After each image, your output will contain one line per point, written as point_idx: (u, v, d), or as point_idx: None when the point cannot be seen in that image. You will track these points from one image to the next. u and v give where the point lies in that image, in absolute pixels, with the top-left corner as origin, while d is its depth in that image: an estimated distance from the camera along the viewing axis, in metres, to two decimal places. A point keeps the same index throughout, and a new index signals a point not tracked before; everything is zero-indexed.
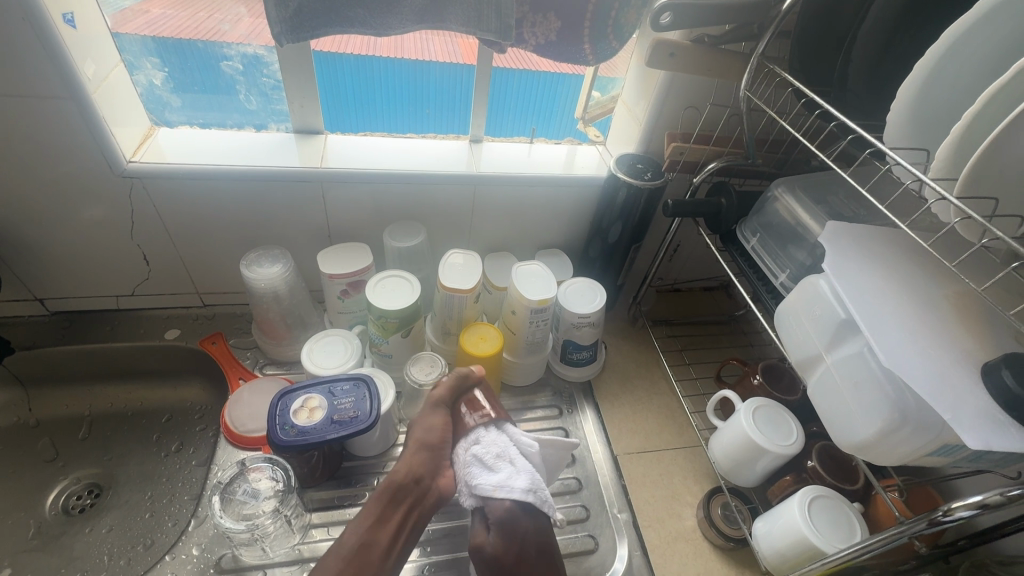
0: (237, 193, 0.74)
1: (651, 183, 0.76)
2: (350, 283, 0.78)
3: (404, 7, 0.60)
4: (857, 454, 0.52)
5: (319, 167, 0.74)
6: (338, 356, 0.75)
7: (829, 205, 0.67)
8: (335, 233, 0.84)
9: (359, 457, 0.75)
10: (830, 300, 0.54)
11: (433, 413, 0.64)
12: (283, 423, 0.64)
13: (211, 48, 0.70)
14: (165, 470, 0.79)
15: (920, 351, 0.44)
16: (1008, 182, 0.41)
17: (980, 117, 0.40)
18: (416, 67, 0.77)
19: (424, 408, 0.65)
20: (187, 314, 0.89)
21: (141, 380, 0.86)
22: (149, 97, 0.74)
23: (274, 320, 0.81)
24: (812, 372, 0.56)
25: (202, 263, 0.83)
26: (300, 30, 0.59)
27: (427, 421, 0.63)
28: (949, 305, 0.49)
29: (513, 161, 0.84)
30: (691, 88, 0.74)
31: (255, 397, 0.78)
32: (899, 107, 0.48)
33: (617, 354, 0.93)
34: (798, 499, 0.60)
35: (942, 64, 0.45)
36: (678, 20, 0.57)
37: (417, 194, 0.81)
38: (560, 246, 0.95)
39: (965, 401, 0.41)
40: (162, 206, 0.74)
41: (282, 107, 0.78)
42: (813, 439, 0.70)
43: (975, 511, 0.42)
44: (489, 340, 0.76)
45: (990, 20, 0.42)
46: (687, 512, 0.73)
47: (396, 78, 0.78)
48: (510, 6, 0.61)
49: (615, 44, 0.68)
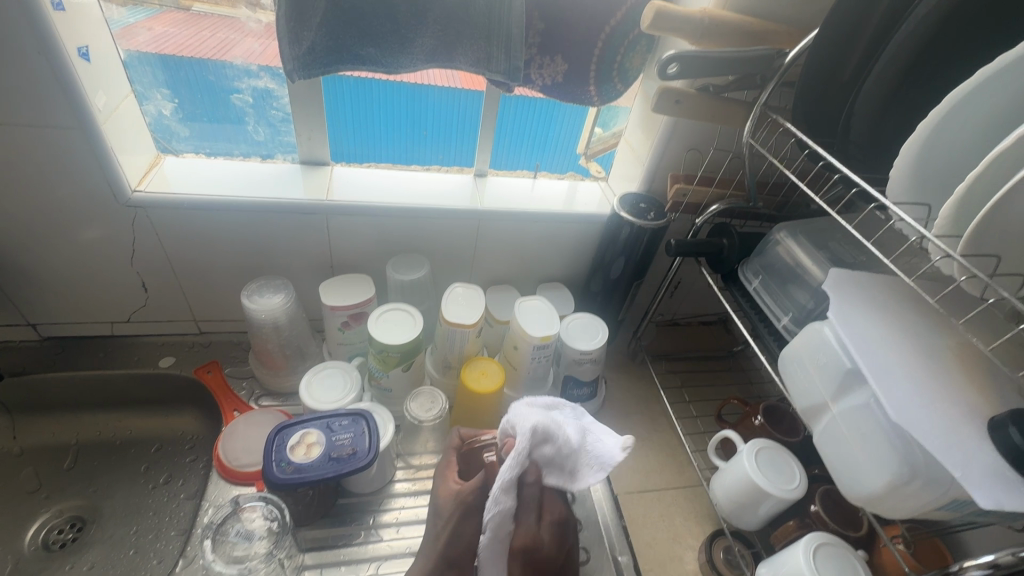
0: (239, 222, 0.74)
1: (655, 222, 0.77)
2: (351, 315, 0.77)
3: (416, 47, 0.61)
4: (864, 505, 0.51)
5: (325, 200, 0.75)
6: (338, 389, 0.74)
7: (830, 250, 0.68)
8: (338, 264, 0.83)
9: (355, 494, 0.73)
10: (835, 348, 0.54)
11: (466, 519, 0.53)
12: (279, 459, 0.63)
13: (222, 79, 0.71)
14: (152, 503, 0.76)
15: (925, 404, 0.45)
16: (1010, 241, 0.42)
17: (981, 180, 0.41)
18: (415, 90, 0.76)
19: (455, 511, 0.53)
20: (182, 342, 0.88)
21: (133, 409, 0.84)
22: (157, 127, 0.74)
23: (272, 350, 0.80)
24: (818, 420, 0.56)
25: (200, 290, 0.82)
26: (312, 66, 0.59)
27: (458, 529, 0.53)
28: (951, 357, 0.50)
29: (517, 196, 0.85)
30: (694, 131, 0.76)
31: (250, 430, 0.76)
32: (900, 165, 0.49)
33: (617, 389, 0.93)
34: (803, 543, 0.59)
35: (941, 127, 0.46)
36: (685, 69, 0.58)
37: (419, 226, 0.81)
38: (561, 279, 0.95)
39: (972, 456, 0.41)
40: (165, 235, 0.73)
41: (289, 138, 0.79)
42: (816, 482, 0.70)
43: (987, 570, 0.43)
44: (490, 375, 0.75)
45: (988, 86, 0.43)
46: (689, 556, 0.72)
47: (389, 95, 0.76)
48: (519, 49, 0.62)
49: (620, 87, 0.71)
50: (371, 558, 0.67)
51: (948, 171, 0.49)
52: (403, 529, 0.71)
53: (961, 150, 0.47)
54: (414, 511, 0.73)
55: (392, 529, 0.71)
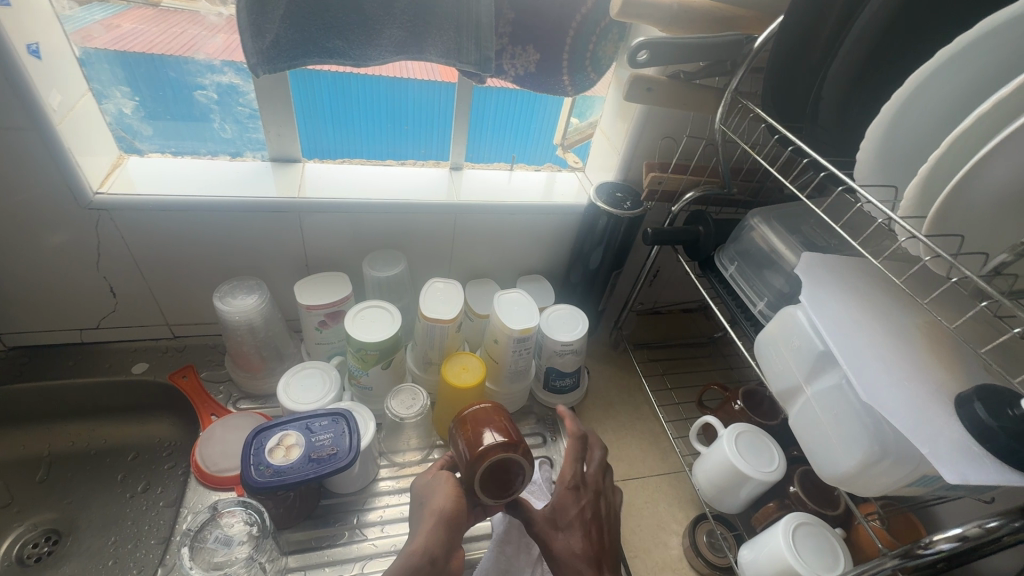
0: (209, 222, 0.72)
1: (631, 212, 0.77)
2: (328, 314, 0.76)
3: (385, 39, 0.60)
4: (839, 485, 0.52)
5: (296, 197, 0.73)
6: (316, 389, 0.73)
7: (803, 234, 0.68)
8: (312, 262, 0.82)
9: (338, 494, 0.73)
10: (808, 331, 0.55)
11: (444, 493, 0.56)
12: (257, 463, 0.62)
13: (184, 75, 0.69)
14: (131, 511, 0.75)
15: (895, 382, 0.45)
16: (971, 220, 0.43)
17: (943, 161, 0.41)
18: (397, 82, 0.75)
19: (440, 498, 0.55)
20: (156, 347, 0.85)
21: (106, 417, 0.82)
22: (119, 125, 0.72)
23: (248, 352, 0.79)
24: (793, 402, 0.57)
25: (172, 293, 0.80)
26: (278, 60, 0.58)
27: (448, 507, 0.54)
28: (919, 335, 0.50)
29: (494, 188, 0.84)
30: (668, 119, 0.75)
31: (228, 434, 0.75)
32: (868, 147, 0.50)
33: (600, 379, 0.93)
34: (783, 523, 0.60)
35: (905, 108, 0.47)
36: (654, 57, 0.58)
37: (396, 222, 0.80)
38: (540, 271, 0.95)
39: (941, 432, 0.42)
40: (130, 237, 0.71)
41: (258, 135, 0.77)
42: (795, 463, 0.71)
43: (956, 542, 0.44)
44: (471, 369, 0.75)
45: (949, 66, 0.43)
46: (673, 541, 0.73)
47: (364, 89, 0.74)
48: (489, 39, 0.61)
49: (593, 76, 0.70)
50: (356, 557, 0.67)
51: (914, 153, 0.49)
52: (388, 527, 0.70)
53: (930, 128, 0.47)
54: (399, 509, 0.73)
55: (377, 527, 0.70)
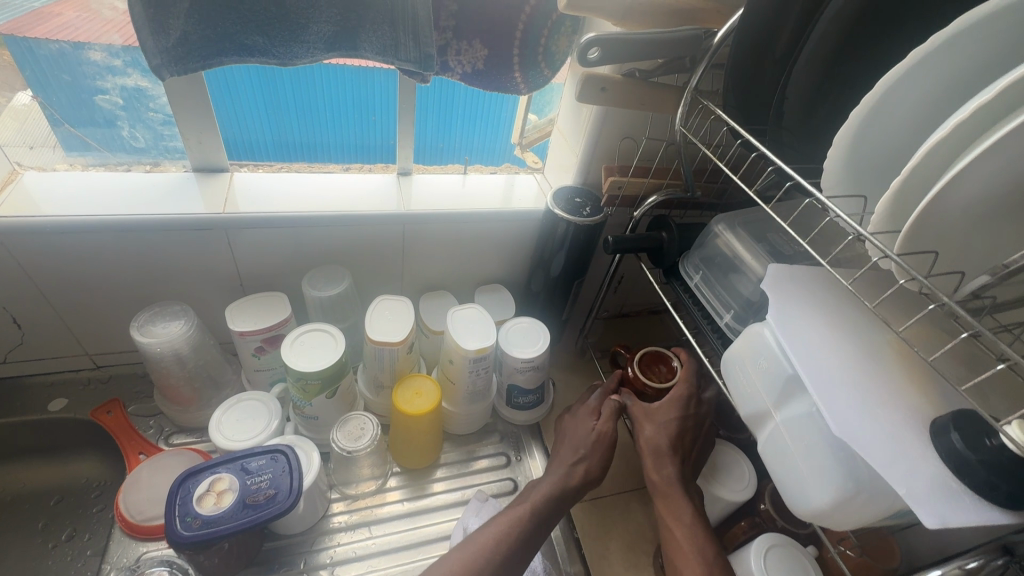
0: (125, 242, 0.64)
1: (590, 219, 0.73)
2: (265, 340, 0.70)
3: (310, 36, 0.53)
4: (813, 519, 0.49)
5: (223, 212, 0.66)
6: (252, 423, 0.66)
7: (769, 241, 0.65)
8: (247, 281, 0.75)
9: (284, 536, 0.67)
10: (776, 351, 0.51)
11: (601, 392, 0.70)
12: (183, 514, 0.56)
13: (80, 78, 0.60)
14: (51, 565, 0.67)
15: (868, 412, 0.42)
16: (945, 236, 0.40)
17: (917, 174, 0.38)
18: (359, 76, 0.71)
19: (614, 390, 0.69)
20: (76, 379, 0.77)
21: (22, 460, 0.74)
22: (10, 135, 0.63)
23: (177, 384, 0.71)
24: (762, 427, 0.53)
25: (89, 321, 0.72)
26: (187, 60, 0.51)
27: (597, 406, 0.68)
28: (891, 355, 0.47)
29: (447, 195, 0.78)
30: (628, 118, 0.71)
31: (158, 477, 0.68)
32: (834, 155, 0.46)
33: (566, 390, 0.89)
34: (753, 548, 0.57)
35: (873, 114, 0.43)
36: (607, 55, 0.52)
37: (340, 235, 0.73)
38: (501, 279, 0.90)
39: (917, 469, 0.39)
40: (31, 262, 0.63)
41: (176, 143, 0.70)
42: (765, 477, 0.69)
43: None
44: (425, 395, 0.69)
45: (919, 69, 0.40)
46: (645, 564, 0.69)
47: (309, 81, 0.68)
48: (429, 34, 0.55)
49: (547, 72, 0.65)
50: None
51: (882, 161, 0.46)
52: (338, 570, 0.65)
53: (898, 135, 0.44)
54: (351, 548, 0.67)
55: (327, 570, 0.65)
